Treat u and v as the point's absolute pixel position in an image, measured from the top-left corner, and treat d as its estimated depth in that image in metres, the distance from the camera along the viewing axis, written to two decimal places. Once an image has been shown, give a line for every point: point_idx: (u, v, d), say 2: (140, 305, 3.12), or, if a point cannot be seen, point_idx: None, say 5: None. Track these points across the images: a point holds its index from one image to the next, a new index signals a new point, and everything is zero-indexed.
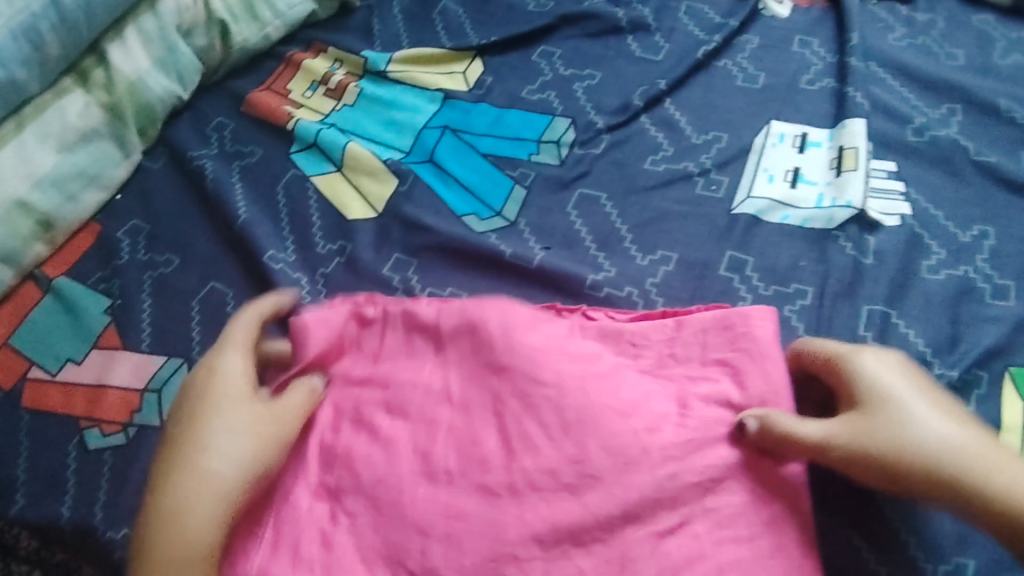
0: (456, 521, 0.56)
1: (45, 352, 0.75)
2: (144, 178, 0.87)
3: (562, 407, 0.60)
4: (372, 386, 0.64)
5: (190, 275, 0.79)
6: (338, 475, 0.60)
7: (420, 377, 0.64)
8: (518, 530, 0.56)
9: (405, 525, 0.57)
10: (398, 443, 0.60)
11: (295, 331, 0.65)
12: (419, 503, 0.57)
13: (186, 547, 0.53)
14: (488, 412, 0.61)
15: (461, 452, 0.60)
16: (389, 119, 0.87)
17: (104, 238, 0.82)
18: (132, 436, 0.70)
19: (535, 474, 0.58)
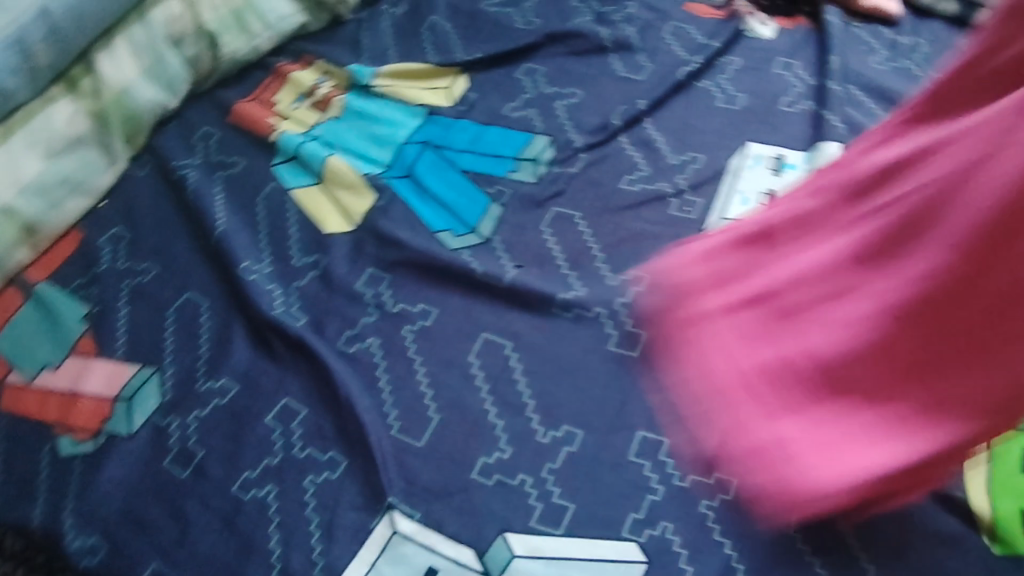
0: (843, 411, 0.56)
1: (22, 357, 0.76)
2: (128, 187, 0.87)
3: (868, 262, 0.56)
4: (718, 325, 0.62)
5: (168, 284, 0.79)
6: (796, 355, 0.58)
7: (752, 283, 0.62)
8: (854, 420, 0.55)
9: (905, 380, 0.53)
10: (765, 361, 0.59)
11: (716, 281, 0.64)
12: (883, 335, 0.54)
13: None
14: (877, 278, 0.55)
15: (864, 316, 0.55)
16: (371, 134, 0.88)
17: (86, 245, 0.83)
18: (102, 443, 0.70)
19: (894, 354, 0.54)
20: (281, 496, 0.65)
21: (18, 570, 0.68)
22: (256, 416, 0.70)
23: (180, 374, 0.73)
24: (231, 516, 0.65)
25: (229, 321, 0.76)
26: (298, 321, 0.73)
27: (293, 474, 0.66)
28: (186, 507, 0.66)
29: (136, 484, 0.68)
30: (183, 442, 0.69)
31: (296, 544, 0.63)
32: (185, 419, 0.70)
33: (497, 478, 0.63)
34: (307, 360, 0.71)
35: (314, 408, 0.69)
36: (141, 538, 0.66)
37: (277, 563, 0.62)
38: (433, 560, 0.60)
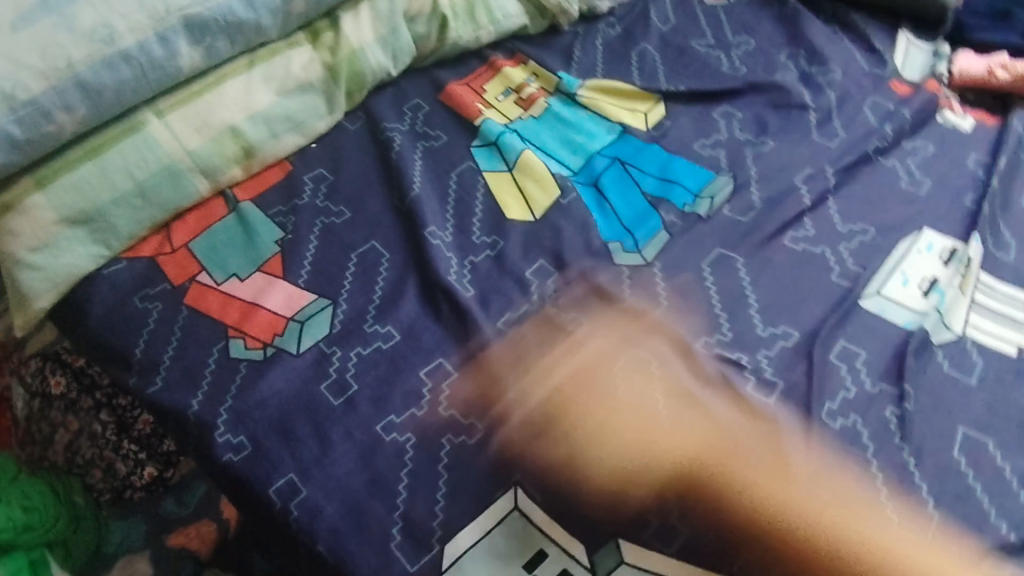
0: None
1: (215, 263, 0.84)
2: (338, 136, 0.95)
3: None
4: None
5: (356, 229, 0.86)
6: None
7: None
8: None
9: None
10: None
11: None
12: None
13: None
14: None
15: None
16: (566, 139, 0.93)
17: (292, 179, 0.91)
18: (269, 355, 0.77)
19: None
20: (418, 444, 0.70)
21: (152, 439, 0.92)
22: (412, 368, 0.75)
23: (351, 313, 0.79)
24: (371, 451, 0.70)
25: (404, 277, 0.82)
26: (467, 293, 0.79)
27: (433, 428, 0.71)
28: (330, 432, 0.72)
29: (291, 398, 0.74)
30: (342, 372, 0.75)
31: (423, 493, 0.68)
32: (348, 353, 0.77)
33: (620, 484, 0.66)
34: (467, 329, 0.76)
35: (465, 374, 0.74)
36: (282, 448, 0.72)
37: (404, 505, 0.67)
38: (546, 543, 0.65)
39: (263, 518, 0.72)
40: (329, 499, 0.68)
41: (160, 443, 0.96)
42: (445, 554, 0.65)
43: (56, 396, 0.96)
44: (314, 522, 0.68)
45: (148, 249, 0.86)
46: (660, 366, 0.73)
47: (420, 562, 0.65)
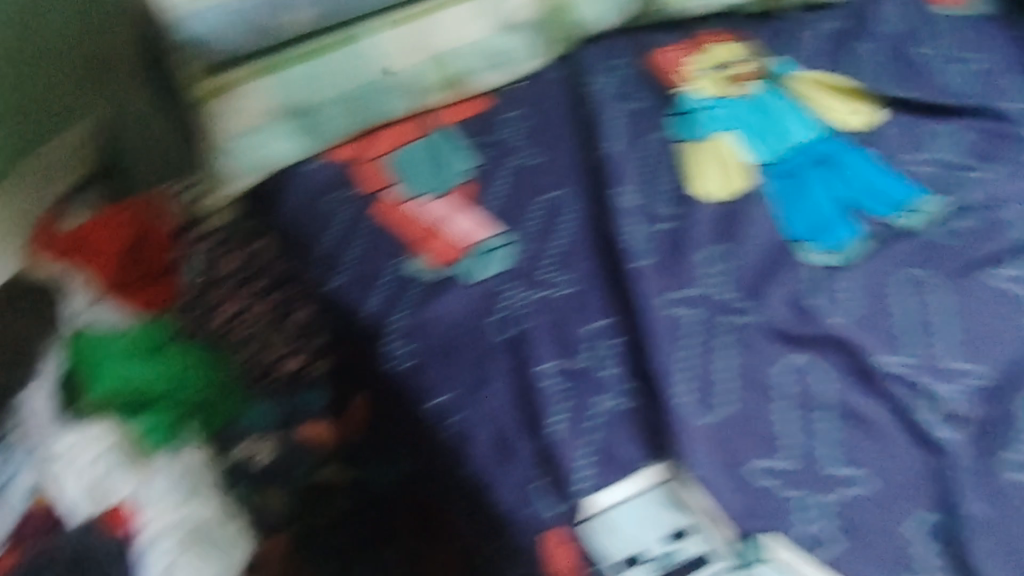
0: None
1: (412, 176, 0.89)
2: (541, 81, 0.99)
3: None
4: None
5: (545, 175, 0.87)
6: None
7: None
8: None
9: None
10: None
11: None
12: None
13: None
14: None
15: None
16: (768, 125, 0.90)
17: (488, 116, 0.95)
18: (447, 279, 0.77)
19: None
20: (577, 395, 0.69)
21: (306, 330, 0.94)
22: (585, 316, 0.73)
23: (528, 256, 0.78)
24: (530, 390, 0.69)
25: (587, 229, 0.81)
26: (653, 257, 0.77)
27: (591, 385, 0.69)
28: (492, 363, 0.71)
29: (462, 322, 0.73)
30: (510, 311, 0.73)
31: (571, 442, 0.67)
32: (522, 293, 0.75)
33: (765, 483, 0.66)
34: (643, 291, 0.74)
35: (633, 341, 0.72)
36: (446, 368, 0.71)
37: (556, 448, 0.67)
38: (692, 520, 0.67)
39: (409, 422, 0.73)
40: (480, 424, 0.68)
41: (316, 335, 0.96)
42: (586, 507, 0.66)
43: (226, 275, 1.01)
44: (466, 445, 0.67)
45: (343, 155, 0.91)
46: (829, 372, 0.71)
47: (561, 506, 0.65)
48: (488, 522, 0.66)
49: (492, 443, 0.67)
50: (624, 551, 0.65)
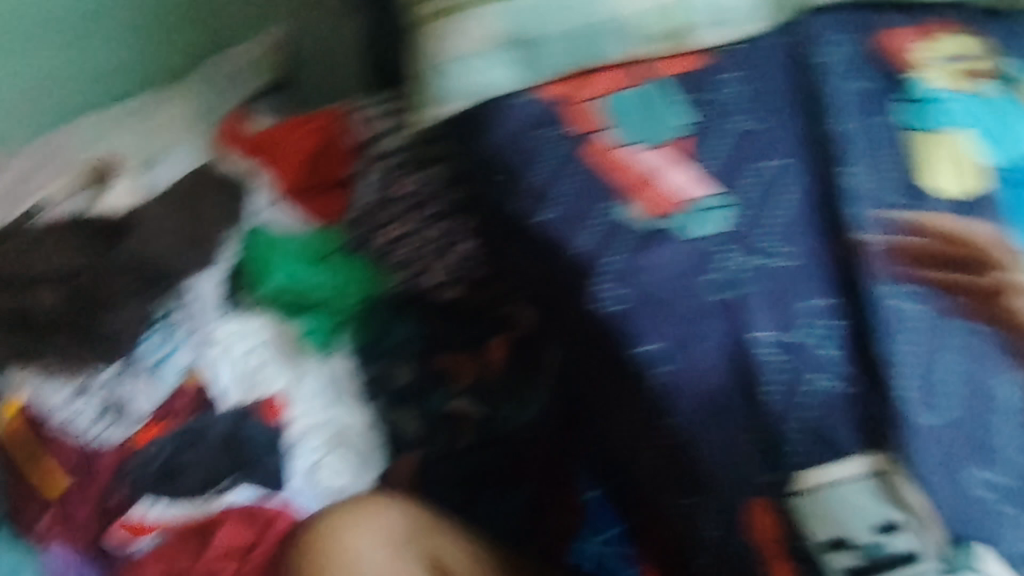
0: None
1: (627, 124, 0.85)
2: (766, 40, 0.92)
3: None
4: None
5: (770, 139, 0.82)
6: None
7: None
8: None
9: None
10: None
11: None
12: None
13: (85, 318, 1.11)
14: None
15: None
16: (1007, 128, 0.82)
17: (707, 71, 0.90)
18: (664, 228, 0.75)
19: None
20: (794, 371, 0.68)
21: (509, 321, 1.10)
22: (807, 293, 0.71)
23: (748, 221, 0.75)
24: (743, 355, 0.68)
25: (813, 201, 0.77)
26: (886, 239, 0.73)
27: (811, 361, 0.68)
28: (705, 323, 0.70)
29: (679, 275, 0.72)
30: (738, 268, 0.72)
31: (781, 416, 0.67)
32: (746, 258, 0.73)
33: (981, 493, 0.64)
34: (872, 275, 0.71)
35: (856, 325, 0.69)
36: (659, 319, 0.71)
37: (771, 417, 0.67)
38: (906, 518, 0.64)
39: (593, 356, 0.76)
40: (688, 383, 0.68)
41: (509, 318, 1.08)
42: (795, 480, 0.66)
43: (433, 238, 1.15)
44: (672, 399, 0.69)
45: (556, 91, 0.89)
46: None
47: (768, 476, 0.67)
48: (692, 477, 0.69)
49: (700, 403, 0.68)
50: (824, 535, 0.65)
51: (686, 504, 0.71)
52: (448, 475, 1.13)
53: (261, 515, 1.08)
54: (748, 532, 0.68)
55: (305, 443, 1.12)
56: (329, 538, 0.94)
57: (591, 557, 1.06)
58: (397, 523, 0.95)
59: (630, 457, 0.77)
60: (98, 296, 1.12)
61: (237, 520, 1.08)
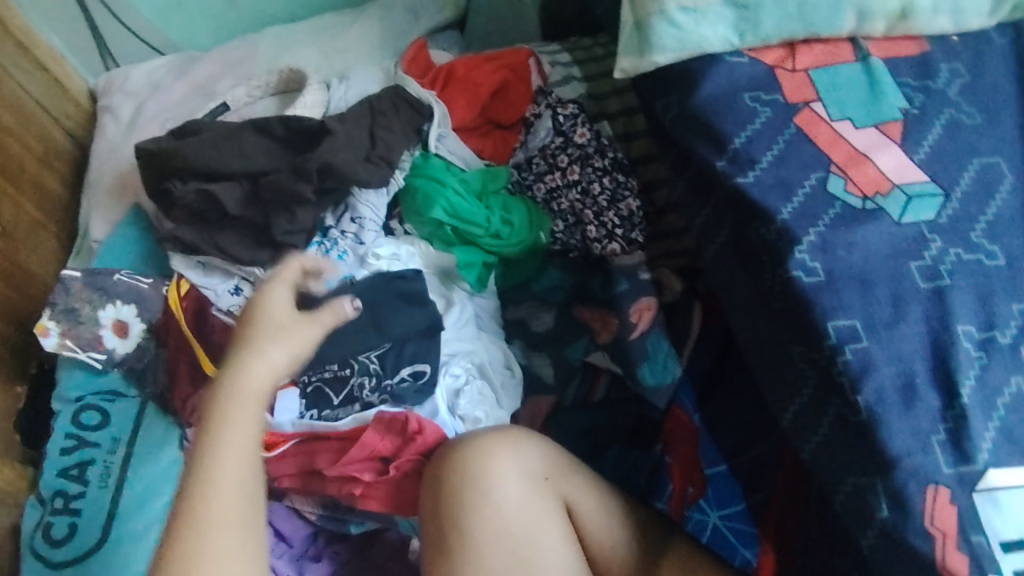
0: None
1: (832, 99, 0.84)
2: (988, 35, 0.90)
3: None
4: None
5: (983, 139, 0.82)
6: None
7: None
8: None
9: None
10: None
11: None
12: None
13: (262, 221, 1.16)
14: None
15: None
16: None
17: (928, 59, 0.88)
18: (867, 208, 0.75)
19: None
20: (986, 367, 0.68)
21: (675, 285, 1.19)
22: (1012, 296, 0.72)
23: (959, 215, 0.75)
24: (947, 347, 0.68)
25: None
26: None
27: (1003, 366, 0.68)
28: (910, 307, 0.70)
29: (880, 257, 0.72)
30: (936, 261, 0.72)
31: (980, 413, 0.66)
32: (947, 248, 0.73)
33: None
34: None
35: None
36: (856, 298, 0.71)
37: (967, 413, 0.66)
38: None
39: (773, 326, 0.78)
40: (885, 364, 0.68)
41: (669, 285, 1.19)
42: (985, 479, 0.64)
43: (597, 194, 1.19)
44: (863, 381, 0.67)
45: (770, 57, 0.88)
46: None
47: (954, 471, 0.64)
48: (869, 458, 0.67)
49: (893, 386, 0.67)
50: (1011, 536, 0.63)
51: (852, 484, 0.69)
52: (576, 424, 1.18)
53: (407, 429, 1.04)
54: (928, 518, 0.63)
55: (449, 365, 1.13)
56: (476, 459, 0.94)
57: (706, 526, 1.07)
58: (540, 461, 0.96)
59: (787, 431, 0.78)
60: (272, 200, 1.15)
61: (380, 428, 1.05)
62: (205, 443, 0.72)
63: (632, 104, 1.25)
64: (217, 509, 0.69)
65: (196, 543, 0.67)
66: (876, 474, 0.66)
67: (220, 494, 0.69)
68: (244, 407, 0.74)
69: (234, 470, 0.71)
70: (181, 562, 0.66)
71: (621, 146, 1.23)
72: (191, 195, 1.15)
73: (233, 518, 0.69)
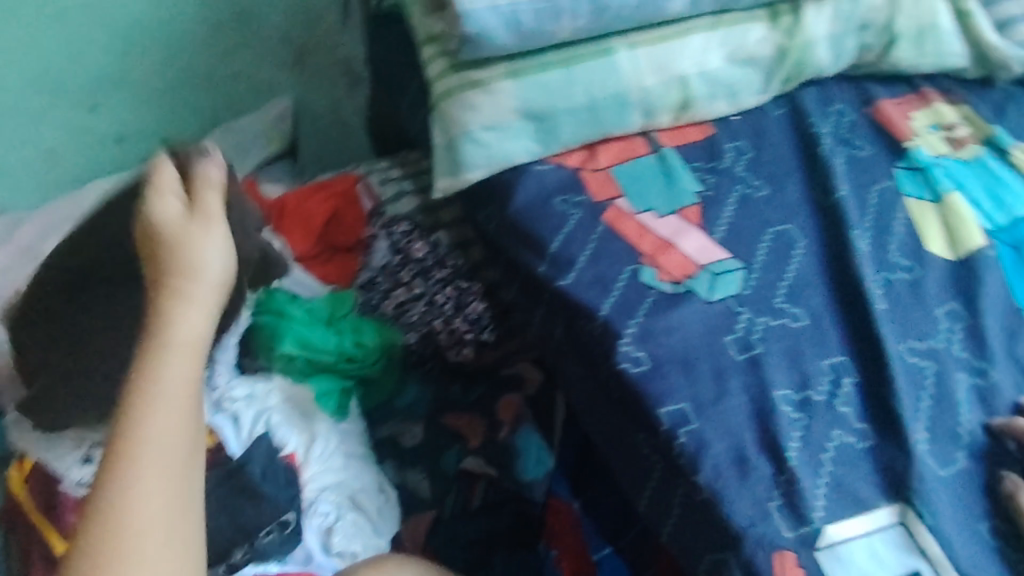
0: None
1: (634, 193, 0.90)
2: (763, 115, 1.01)
3: None
4: None
5: (774, 209, 0.89)
6: None
7: None
8: None
9: None
10: None
11: None
12: None
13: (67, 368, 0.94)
14: None
15: None
16: (995, 192, 0.95)
17: (715, 141, 0.97)
18: (679, 292, 0.80)
19: None
20: (809, 426, 0.73)
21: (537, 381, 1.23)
22: (820, 353, 0.77)
23: (762, 283, 0.82)
24: (769, 414, 0.73)
25: (818, 270, 0.84)
26: (888, 302, 0.82)
27: (823, 423, 0.73)
28: (730, 380, 0.74)
29: (697, 339, 0.77)
30: (747, 332, 0.78)
31: (809, 472, 0.70)
32: (755, 318, 0.79)
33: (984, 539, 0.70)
34: (884, 332, 0.78)
35: (867, 382, 0.76)
36: (683, 383, 0.74)
37: (795, 474, 0.70)
38: (927, 567, 0.68)
39: (615, 414, 0.80)
40: (719, 440, 0.71)
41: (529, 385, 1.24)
42: (824, 536, 0.68)
43: (443, 304, 1.21)
44: (700, 460, 0.70)
45: (573, 161, 0.93)
46: None
47: (795, 533, 0.68)
48: (716, 534, 0.69)
49: (728, 458, 0.70)
50: None
51: (709, 561, 0.70)
52: (458, 536, 1.14)
53: None
54: None
55: (317, 505, 1.11)
56: None
57: None
58: None
59: (644, 517, 0.80)
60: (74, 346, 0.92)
61: None
62: (165, 288, 0.63)
63: (465, 213, 1.25)
64: (183, 336, 0.62)
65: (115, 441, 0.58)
66: (726, 547, 0.68)
67: (191, 309, 0.63)
68: (182, 250, 0.63)
69: (176, 392, 0.60)
70: (121, 471, 0.57)
71: (461, 252, 1.22)
72: (44, 265, 0.91)
73: (178, 364, 0.61)
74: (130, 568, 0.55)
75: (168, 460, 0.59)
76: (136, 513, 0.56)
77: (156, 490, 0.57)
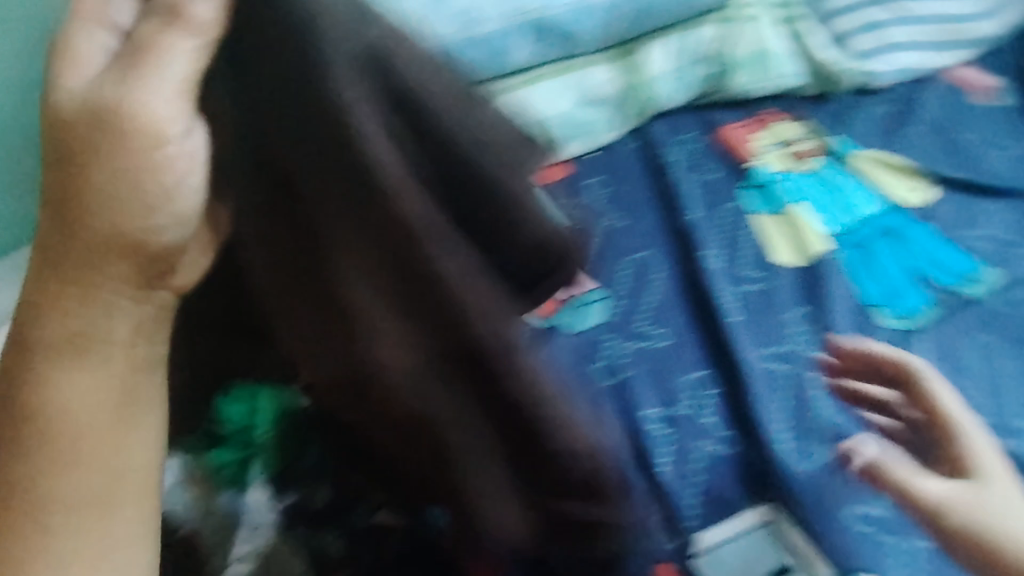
0: None
1: None
2: (618, 149, 1.08)
3: None
4: None
5: (632, 238, 0.95)
6: None
7: None
8: None
9: None
10: None
11: None
12: None
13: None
14: None
15: None
16: (836, 199, 1.03)
17: (574, 179, 1.03)
18: (548, 326, 0.84)
19: None
20: (679, 440, 0.78)
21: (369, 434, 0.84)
22: (684, 369, 0.83)
23: (624, 311, 0.87)
24: (640, 435, 0.77)
25: (675, 292, 0.90)
26: (741, 313, 0.87)
27: (692, 434, 0.78)
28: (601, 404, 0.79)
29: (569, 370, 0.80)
30: (613, 359, 0.82)
31: (679, 483, 0.75)
32: (620, 344, 0.84)
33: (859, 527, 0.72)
34: (738, 340, 0.84)
35: (731, 391, 0.81)
36: None
37: (666, 488, 0.75)
38: (794, 561, 0.72)
39: None
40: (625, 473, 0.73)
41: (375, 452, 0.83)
42: (695, 544, 0.73)
43: None
44: None
45: None
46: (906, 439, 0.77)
47: (674, 543, 0.72)
48: None
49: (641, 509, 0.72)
50: None
51: None
52: None
53: None
54: None
55: None
56: None
57: None
58: None
59: None
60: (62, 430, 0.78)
61: None
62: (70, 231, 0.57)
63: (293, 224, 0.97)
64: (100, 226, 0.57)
65: (21, 375, 0.60)
66: None
67: (100, 206, 0.56)
68: (96, 184, 0.56)
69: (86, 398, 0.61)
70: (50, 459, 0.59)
71: None
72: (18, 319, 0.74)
73: (113, 265, 0.59)
74: (98, 562, 0.60)
75: (97, 427, 0.61)
76: (61, 488, 0.59)
77: (76, 475, 0.60)
